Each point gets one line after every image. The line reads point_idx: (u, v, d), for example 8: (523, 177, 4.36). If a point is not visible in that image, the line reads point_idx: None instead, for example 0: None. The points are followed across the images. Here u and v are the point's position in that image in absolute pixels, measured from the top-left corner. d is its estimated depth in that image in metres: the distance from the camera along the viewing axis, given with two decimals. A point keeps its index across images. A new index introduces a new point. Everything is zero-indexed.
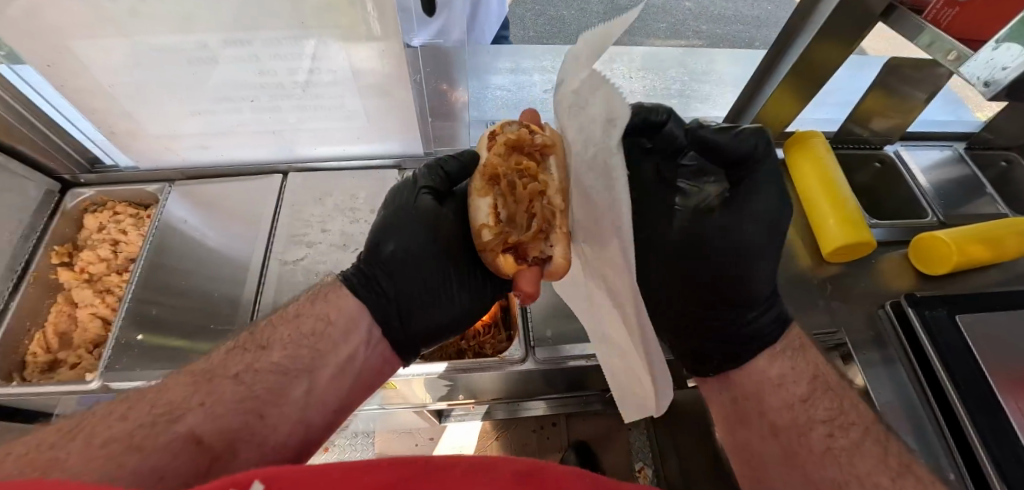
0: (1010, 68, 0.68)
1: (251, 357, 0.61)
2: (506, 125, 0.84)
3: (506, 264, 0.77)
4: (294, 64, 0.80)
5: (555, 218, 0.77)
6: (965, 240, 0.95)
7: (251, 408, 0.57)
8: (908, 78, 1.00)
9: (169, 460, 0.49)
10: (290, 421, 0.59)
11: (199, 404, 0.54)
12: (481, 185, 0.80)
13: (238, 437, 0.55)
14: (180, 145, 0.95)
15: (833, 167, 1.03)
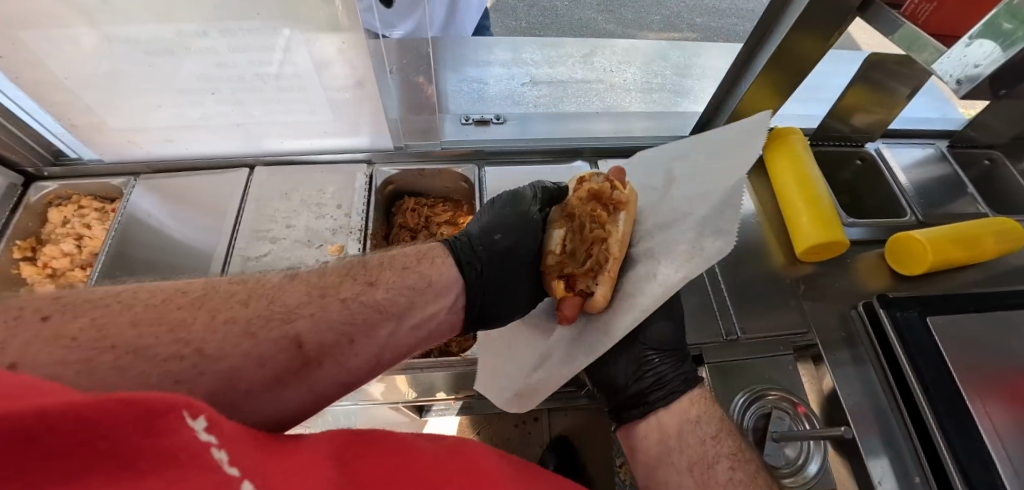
0: (983, 64, 0.65)
1: (359, 289, 0.57)
2: (593, 175, 0.86)
3: (555, 288, 0.77)
4: (256, 56, 0.78)
5: (608, 262, 0.77)
6: (940, 241, 0.94)
7: (348, 332, 0.53)
8: (891, 71, 0.98)
9: (271, 355, 0.46)
10: (370, 355, 0.55)
11: (310, 312, 0.51)
12: (558, 218, 0.83)
13: (330, 352, 0.52)
14: (142, 138, 0.92)
15: (811, 165, 1.01)
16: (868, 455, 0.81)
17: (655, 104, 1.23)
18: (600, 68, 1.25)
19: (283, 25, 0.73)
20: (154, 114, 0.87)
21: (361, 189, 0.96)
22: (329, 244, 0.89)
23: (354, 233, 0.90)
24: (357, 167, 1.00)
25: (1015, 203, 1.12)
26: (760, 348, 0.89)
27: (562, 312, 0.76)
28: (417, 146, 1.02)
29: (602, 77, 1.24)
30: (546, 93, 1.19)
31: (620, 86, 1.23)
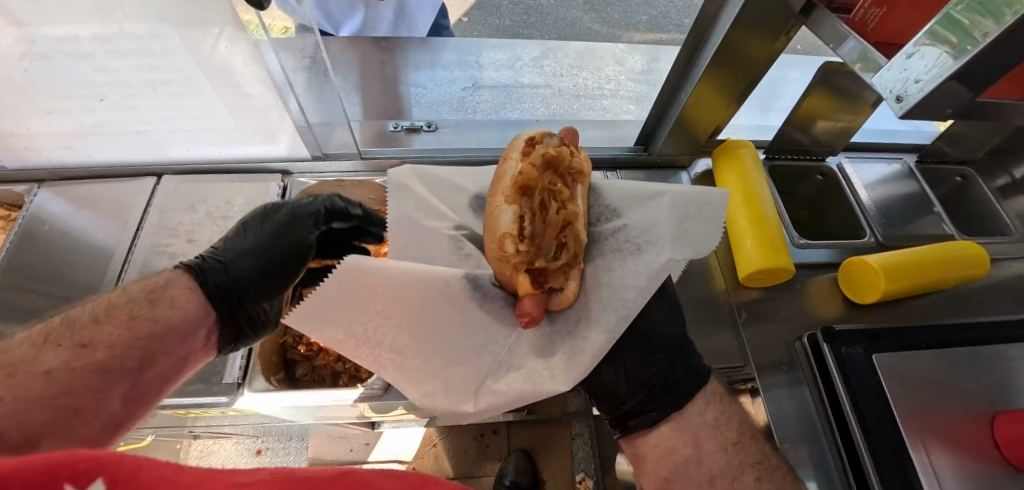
0: (923, 81, 0.56)
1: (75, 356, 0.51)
2: (547, 136, 0.76)
3: (522, 284, 0.66)
4: (137, 61, 0.72)
5: (578, 250, 0.69)
6: (895, 268, 0.86)
7: (65, 404, 0.48)
8: (847, 79, 0.91)
9: (29, 420, 0.45)
10: (110, 419, 0.52)
11: (48, 366, 0.48)
12: (510, 192, 0.71)
13: (49, 431, 0.46)
14: (40, 145, 0.87)
15: (758, 181, 0.94)
16: None
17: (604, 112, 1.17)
18: (548, 72, 1.19)
19: (212, 26, 0.69)
20: (47, 120, 0.82)
21: (273, 202, 0.91)
22: None
23: None
24: (271, 177, 0.95)
25: (986, 223, 1.04)
26: None
27: (523, 309, 0.64)
28: (340, 157, 0.97)
29: (548, 81, 1.18)
30: (487, 99, 1.15)
31: (568, 92, 1.18)
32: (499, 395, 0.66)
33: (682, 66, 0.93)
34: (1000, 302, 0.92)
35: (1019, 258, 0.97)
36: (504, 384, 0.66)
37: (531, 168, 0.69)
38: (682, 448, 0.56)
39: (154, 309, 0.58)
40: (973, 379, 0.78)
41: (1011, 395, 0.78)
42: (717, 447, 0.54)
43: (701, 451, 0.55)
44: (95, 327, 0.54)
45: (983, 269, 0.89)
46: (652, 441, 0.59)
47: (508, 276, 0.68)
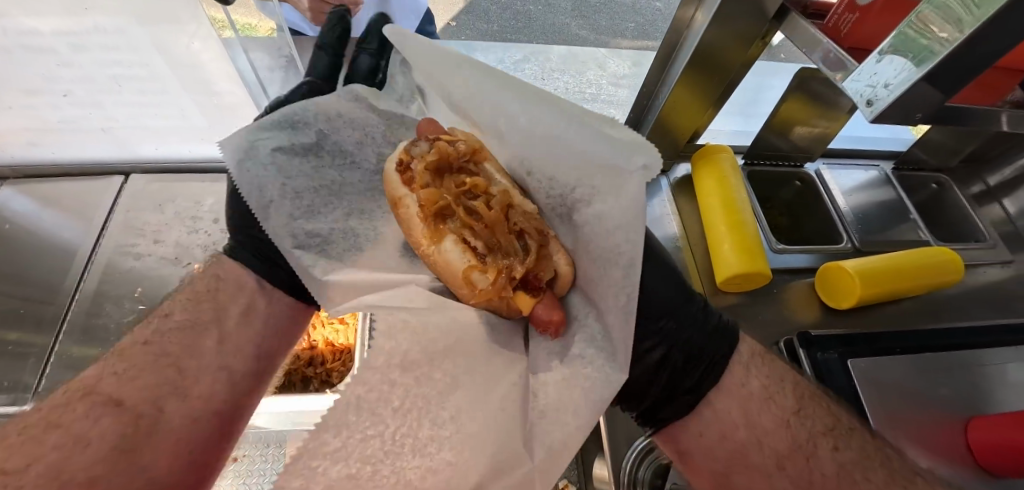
0: (892, 85, 0.57)
1: (150, 326, 0.66)
2: (413, 148, 0.80)
3: (518, 299, 0.66)
4: (102, 57, 0.71)
5: (535, 226, 0.71)
6: (870, 274, 0.86)
7: (169, 365, 0.63)
8: (823, 87, 0.91)
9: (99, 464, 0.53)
10: (211, 371, 0.67)
11: (144, 409, 0.59)
12: (430, 231, 0.75)
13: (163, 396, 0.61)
14: (3, 141, 0.84)
15: (736, 187, 0.94)
16: None
17: None
18: (530, 76, 1.19)
19: (187, 22, 0.67)
20: (9, 115, 0.79)
21: None
22: (198, 262, 0.82)
23: (227, 251, 0.84)
24: None
25: (962, 230, 1.05)
26: None
27: (541, 318, 0.63)
28: None
29: (531, 85, 1.18)
30: None
31: None
32: (551, 411, 0.56)
33: (656, 70, 0.93)
34: (976, 309, 0.92)
35: (994, 264, 0.98)
36: (555, 397, 0.57)
37: (426, 190, 0.75)
38: (737, 431, 0.57)
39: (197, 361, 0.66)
40: (946, 384, 0.79)
41: (984, 400, 0.78)
42: (774, 422, 0.56)
43: (760, 431, 0.55)
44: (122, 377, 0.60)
45: (957, 276, 0.90)
46: (700, 429, 0.59)
47: (502, 304, 0.67)
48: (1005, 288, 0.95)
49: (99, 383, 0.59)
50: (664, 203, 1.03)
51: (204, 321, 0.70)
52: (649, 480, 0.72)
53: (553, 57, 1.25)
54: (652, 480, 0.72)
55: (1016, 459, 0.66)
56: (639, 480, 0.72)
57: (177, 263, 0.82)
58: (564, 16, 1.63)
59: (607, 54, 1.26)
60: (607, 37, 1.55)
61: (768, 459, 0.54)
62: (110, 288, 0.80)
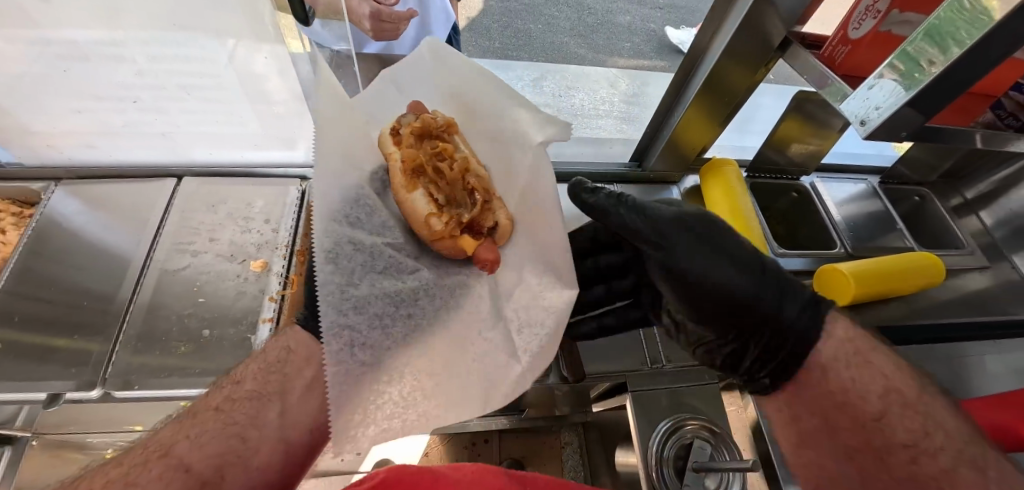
0: (882, 107, 0.67)
1: (226, 390, 0.59)
2: (399, 117, 0.87)
3: (466, 243, 0.78)
4: (177, 66, 0.78)
5: (485, 189, 0.87)
6: (863, 274, 0.96)
7: (233, 432, 0.56)
8: (818, 107, 1.01)
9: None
10: (270, 444, 0.57)
11: (184, 436, 0.54)
12: (405, 181, 0.83)
13: (225, 461, 0.54)
14: (64, 142, 0.90)
15: (741, 195, 1.04)
16: None
17: (601, 130, 1.26)
18: (549, 93, 1.29)
19: (231, 36, 0.76)
20: (74, 118, 0.85)
21: (291, 205, 0.95)
22: (252, 259, 0.88)
23: (279, 249, 0.89)
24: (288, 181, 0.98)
25: (943, 239, 1.15)
26: (686, 375, 0.89)
27: (482, 258, 0.76)
28: None
29: (550, 101, 1.28)
30: None
31: (569, 112, 1.27)
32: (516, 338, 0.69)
33: (680, 80, 1.00)
34: (957, 309, 1.02)
35: (973, 270, 1.09)
36: (510, 325, 0.71)
37: (409, 150, 0.83)
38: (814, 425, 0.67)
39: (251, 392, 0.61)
40: (932, 373, 0.88)
41: (965, 387, 0.88)
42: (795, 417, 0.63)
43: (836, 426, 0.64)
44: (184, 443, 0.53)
45: (937, 278, 1.00)
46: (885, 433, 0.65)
47: (450, 245, 0.79)
48: (983, 290, 1.05)
49: (172, 447, 0.53)
50: None
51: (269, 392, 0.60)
52: (673, 458, 0.81)
53: (569, 75, 1.34)
54: (676, 459, 0.81)
55: (997, 437, 0.75)
56: (664, 458, 0.81)
57: (233, 260, 0.88)
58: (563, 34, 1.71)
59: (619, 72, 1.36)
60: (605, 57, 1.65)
61: (837, 450, 0.66)
62: (169, 283, 0.85)
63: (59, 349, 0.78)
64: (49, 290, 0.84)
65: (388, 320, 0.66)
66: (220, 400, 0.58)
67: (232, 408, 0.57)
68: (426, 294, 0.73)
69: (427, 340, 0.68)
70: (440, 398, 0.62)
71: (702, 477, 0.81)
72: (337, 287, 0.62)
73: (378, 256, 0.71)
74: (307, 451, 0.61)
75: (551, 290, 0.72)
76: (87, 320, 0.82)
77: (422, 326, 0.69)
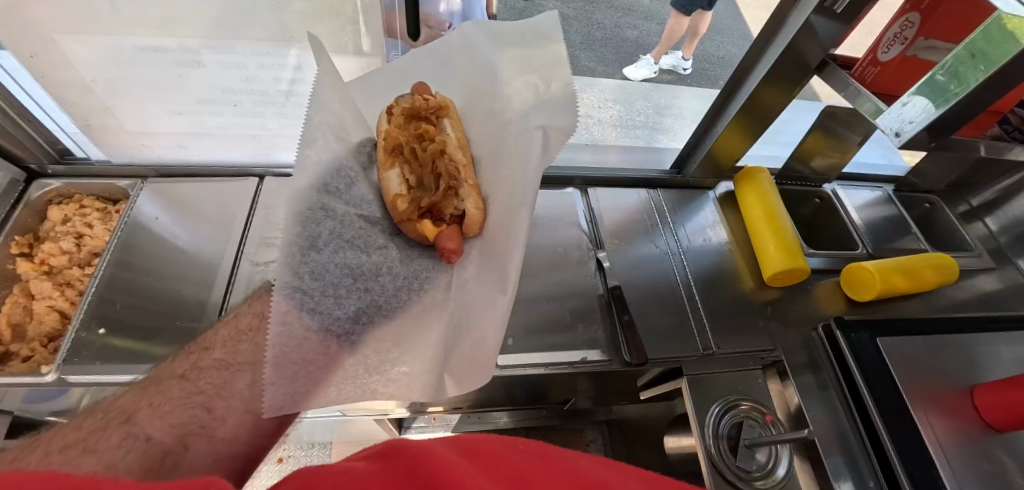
0: (916, 122, 0.76)
1: (194, 357, 0.58)
2: (399, 96, 0.96)
3: (424, 229, 0.86)
4: (279, 73, 0.90)
5: (458, 173, 0.94)
6: (887, 272, 1.06)
7: (198, 402, 0.53)
8: (843, 121, 1.12)
9: (121, 455, 0.43)
10: (237, 414, 0.56)
11: (148, 404, 0.50)
12: (386, 158, 0.92)
13: (189, 431, 0.50)
14: (155, 142, 0.96)
15: (775, 200, 1.13)
16: (831, 469, 0.88)
17: (639, 139, 1.36)
18: (589, 104, 1.40)
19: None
20: (169, 120, 0.91)
21: None
22: None
23: None
24: None
25: (954, 242, 1.27)
26: (734, 362, 0.97)
27: (445, 247, 0.83)
28: None
29: (590, 111, 1.39)
30: None
31: (608, 121, 1.37)
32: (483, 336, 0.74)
33: (731, 87, 1.08)
34: (967, 306, 1.13)
35: (981, 270, 1.20)
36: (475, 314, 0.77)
37: (390, 131, 0.92)
38: None
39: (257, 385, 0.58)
40: (950, 360, 0.98)
41: (979, 374, 0.98)
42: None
43: None
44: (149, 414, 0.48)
45: (950, 278, 1.11)
46: None
47: (413, 227, 0.87)
48: (989, 290, 1.16)
49: (136, 411, 0.48)
50: (711, 213, 1.22)
51: (240, 362, 0.60)
52: (726, 435, 0.89)
53: (605, 89, 1.46)
54: (729, 436, 0.89)
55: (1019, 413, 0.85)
56: (719, 434, 0.89)
57: None
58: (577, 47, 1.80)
59: (650, 86, 1.49)
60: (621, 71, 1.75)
61: None
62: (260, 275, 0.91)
63: (164, 336, 0.85)
64: (145, 283, 0.90)
65: (337, 292, 0.72)
66: (187, 369, 0.56)
67: (200, 376, 0.56)
68: (389, 270, 0.82)
69: (393, 320, 0.76)
70: (415, 360, 0.72)
71: (752, 452, 0.89)
72: (300, 251, 0.71)
73: (319, 229, 0.75)
74: (267, 432, 0.59)
75: (501, 292, 0.76)
76: (184, 309, 0.88)
77: (383, 307, 0.76)
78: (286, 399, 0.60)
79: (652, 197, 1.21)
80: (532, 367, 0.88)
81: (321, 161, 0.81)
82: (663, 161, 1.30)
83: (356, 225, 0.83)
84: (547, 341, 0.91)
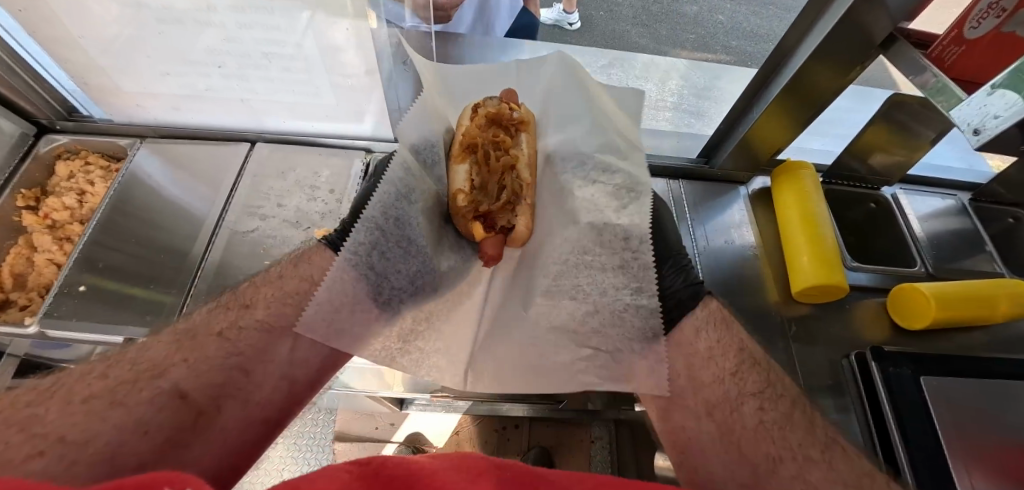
0: (1002, 116, 0.57)
1: (234, 315, 0.64)
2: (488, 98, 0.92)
3: (474, 229, 0.81)
4: (278, 37, 0.78)
5: (521, 190, 0.89)
6: (947, 298, 0.89)
7: (238, 364, 0.61)
8: (917, 113, 0.92)
9: (153, 412, 0.53)
10: (273, 378, 0.63)
11: (183, 360, 0.58)
12: (458, 152, 0.89)
13: (225, 393, 0.59)
14: (152, 104, 0.94)
15: (818, 203, 0.97)
16: None
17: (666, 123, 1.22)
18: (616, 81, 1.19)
19: (314, 7, 0.74)
20: (160, 82, 0.88)
21: (355, 177, 0.96)
22: (316, 227, 0.90)
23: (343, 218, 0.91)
24: (356, 153, 1.00)
25: None
26: None
27: (486, 253, 0.79)
28: None
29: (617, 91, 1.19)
30: None
31: None
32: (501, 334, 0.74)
33: (772, 63, 0.91)
34: None
35: None
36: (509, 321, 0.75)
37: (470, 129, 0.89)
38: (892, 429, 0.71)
39: (274, 357, 0.63)
40: (1012, 410, 0.81)
41: None
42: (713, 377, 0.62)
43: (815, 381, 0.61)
44: (159, 377, 0.55)
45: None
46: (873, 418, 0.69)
47: (465, 225, 0.82)
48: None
49: (169, 368, 0.56)
50: (741, 211, 1.08)
51: (285, 325, 0.65)
52: None
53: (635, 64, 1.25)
54: None
55: None
56: None
57: (298, 227, 0.90)
58: (624, 22, 1.31)
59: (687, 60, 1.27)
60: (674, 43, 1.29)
61: None
62: (239, 244, 0.88)
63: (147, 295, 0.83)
64: (146, 240, 0.91)
65: (409, 247, 0.73)
66: (225, 327, 0.62)
67: (238, 337, 0.62)
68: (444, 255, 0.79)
69: (439, 295, 0.74)
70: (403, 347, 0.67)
71: None
72: (389, 201, 0.73)
73: (413, 186, 0.78)
74: (295, 399, 0.66)
75: (525, 308, 0.75)
76: (171, 268, 0.87)
77: (430, 282, 0.74)
78: (325, 329, 0.64)
79: (672, 191, 1.09)
80: None
81: (411, 139, 0.80)
82: (690, 151, 1.16)
83: (428, 192, 0.82)
84: None
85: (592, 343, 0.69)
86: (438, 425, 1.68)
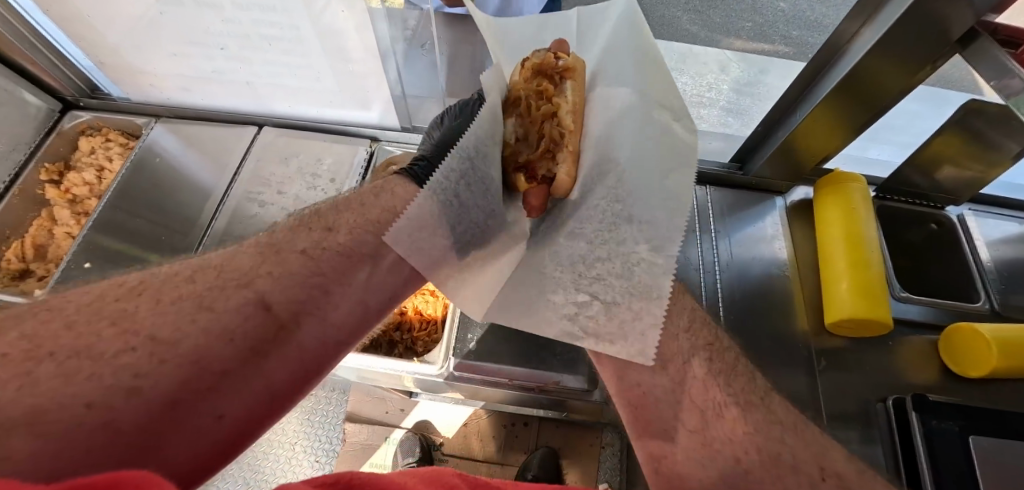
0: None
1: (318, 236, 0.49)
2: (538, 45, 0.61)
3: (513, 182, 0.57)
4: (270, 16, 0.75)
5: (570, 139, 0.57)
6: (1013, 345, 0.75)
7: (317, 283, 0.48)
8: (999, 122, 0.76)
9: (239, 322, 0.43)
10: (351, 302, 0.49)
11: (267, 271, 0.46)
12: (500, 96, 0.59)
13: (306, 309, 0.47)
14: (163, 84, 0.94)
15: (866, 221, 0.85)
16: None
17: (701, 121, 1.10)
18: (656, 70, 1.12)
19: None
20: (169, 61, 0.87)
21: (358, 167, 0.93)
22: None
23: None
24: (361, 142, 0.96)
25: None
26: None
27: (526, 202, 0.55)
28: None
29: None
30: None
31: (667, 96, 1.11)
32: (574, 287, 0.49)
33: (819, 60, 0.79)
34: None
35: None
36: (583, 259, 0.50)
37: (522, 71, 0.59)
38: None
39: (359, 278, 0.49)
40: None
41: None
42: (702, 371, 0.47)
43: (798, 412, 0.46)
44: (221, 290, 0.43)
45: None
46: None
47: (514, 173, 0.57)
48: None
49: (255, 278, 0.45)
50: (777, 224, 0.96)
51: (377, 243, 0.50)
52: None
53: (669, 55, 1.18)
54: None
55: None
56: None
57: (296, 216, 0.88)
58: (676, 9, 1.40)
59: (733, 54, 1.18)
60: (721, 32, 1.35)
61: None
62: (238, 231, 0.87)
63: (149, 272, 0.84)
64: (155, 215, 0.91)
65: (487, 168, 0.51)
66: (310, 245, 0.49)
67: (322, 256, 0.48)
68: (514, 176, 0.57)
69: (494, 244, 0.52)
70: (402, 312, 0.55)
71: None
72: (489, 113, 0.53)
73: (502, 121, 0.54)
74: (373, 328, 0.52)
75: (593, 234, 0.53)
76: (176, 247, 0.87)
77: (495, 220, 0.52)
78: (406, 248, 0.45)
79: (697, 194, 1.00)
80: (491, 372, 0.78)
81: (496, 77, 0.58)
82: (720, 154, 1.06)
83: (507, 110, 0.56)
84: (519, 352, 0.78)
85: (593, 291, 0.47)
86: (446, 414, 1.56)
